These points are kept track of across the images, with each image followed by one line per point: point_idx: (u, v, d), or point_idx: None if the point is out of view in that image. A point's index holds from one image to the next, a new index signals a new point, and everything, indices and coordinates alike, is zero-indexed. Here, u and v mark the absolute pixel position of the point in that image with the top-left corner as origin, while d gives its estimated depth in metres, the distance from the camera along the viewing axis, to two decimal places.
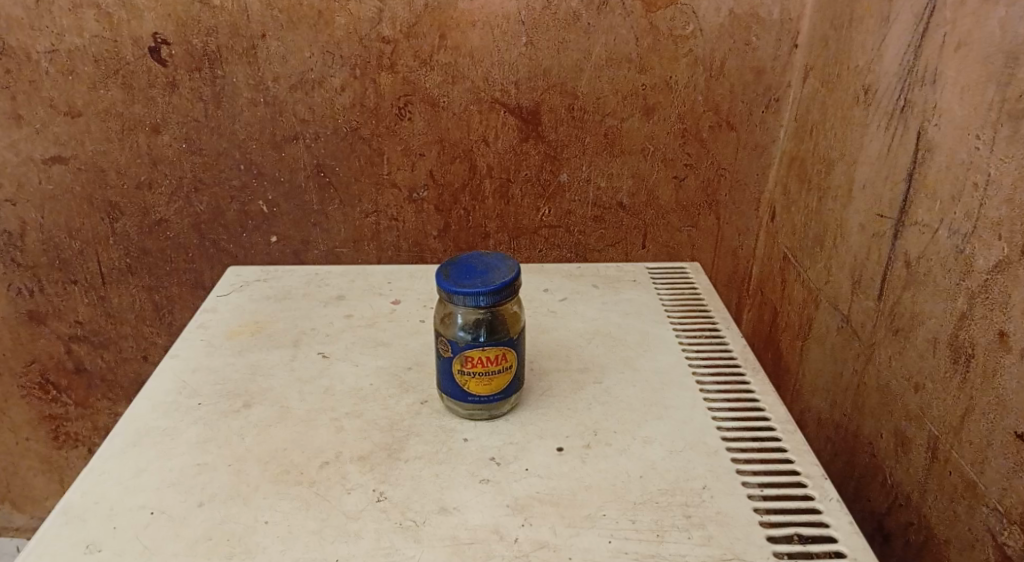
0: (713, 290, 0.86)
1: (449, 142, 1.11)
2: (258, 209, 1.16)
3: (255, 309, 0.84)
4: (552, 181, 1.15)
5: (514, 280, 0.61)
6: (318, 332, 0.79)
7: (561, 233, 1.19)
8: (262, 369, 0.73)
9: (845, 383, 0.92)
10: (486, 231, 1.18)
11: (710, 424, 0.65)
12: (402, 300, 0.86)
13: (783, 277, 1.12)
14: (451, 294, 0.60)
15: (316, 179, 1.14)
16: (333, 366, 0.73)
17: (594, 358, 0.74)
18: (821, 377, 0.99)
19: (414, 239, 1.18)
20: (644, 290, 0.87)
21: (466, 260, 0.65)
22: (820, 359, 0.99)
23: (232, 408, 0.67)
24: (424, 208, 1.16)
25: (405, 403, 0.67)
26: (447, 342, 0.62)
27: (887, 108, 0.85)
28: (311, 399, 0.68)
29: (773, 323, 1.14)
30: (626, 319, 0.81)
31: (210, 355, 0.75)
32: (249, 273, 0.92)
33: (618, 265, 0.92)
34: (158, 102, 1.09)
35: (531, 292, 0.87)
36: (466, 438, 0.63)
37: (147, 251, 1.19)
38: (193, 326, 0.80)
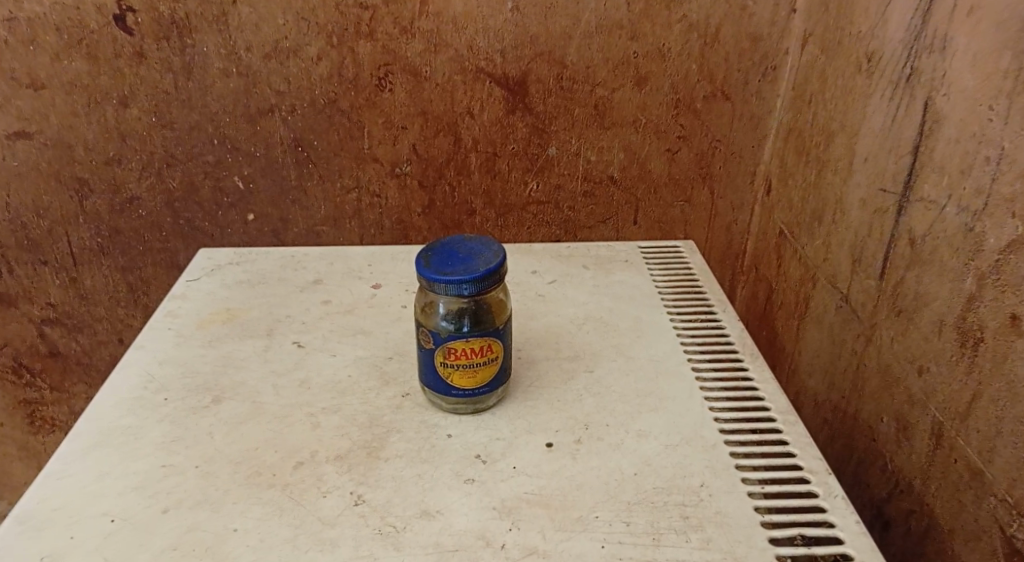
0: (708, 270, 0.82)
1: (432, 115, 1.06)
2: (234, 186, 1.11)
3: (229, 295, 0.79)
4: (540, 155, 1.10)
5: (499, 267, 0.57)
6: (294, 319, 0.75)
7: (550, 209, 1.14)
8: (234, 361, 0.69)
9: (844, 364, 0.89)
10: (472, 208, 1.13)
11: (707, 415, 0.61)
12: (383, 283, 0.82)
13: (779, 253, 1.08)
14: (432, 282, 0.56)
15: (294, 154, 1.09)
16: (309, 357, 0.69)
17: (586, 346, 0.70)
18: (818, 357, 0.96)
19: (397, 217, 1.14)
20: (636, 271, 0.83)
21: (448, 245, 0.61)
22: (818, 340, 0.96)
23: (201, 404, 0.63)
24: (407, 184, 1.11)
25: (385, 396, 0.64)
26: (428, 333, 0.58)
27: (891, 77, 0.81)
28: (286, 393, 0.64)
29: (768, 300, 1.11)
30: (618, 303, 0.77)
31: (179, 346, 0.71)
32: (222, 256, 0.87)
33: (610, 244, 0.88)
34: (126, 74, 1.03)
35: (518, 275, 0.83)
36: (450, 435, 0.59)
37: (119, 230, 1.14)
38: (160, 315, 0.75)
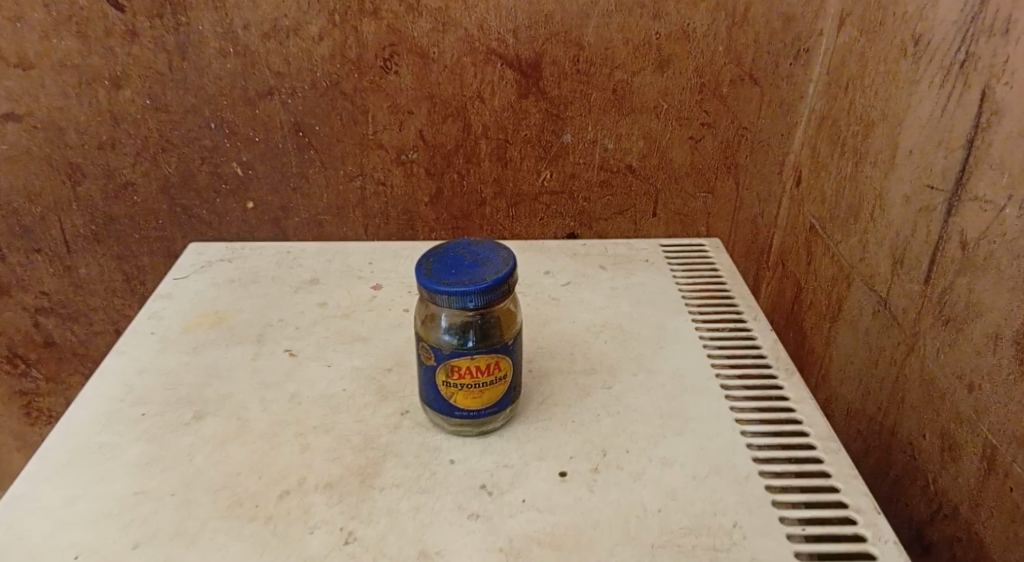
0: (736, 273, 0.76)
1: (440, 99, 1.00)
2: (233, 172, 1.05)
3: (217, 296, 0.74)
4: (555, 143, 1.03)
5: (508, 277, 0.51)
6: (287, 323, 0.69)
7: (565, 199, 1.08)
8: (220, 370, 0.63)
9: (880, 373, 0.83)
10: (482, 198, 1.07)
11: (738, 441, 0.55)
12: (384, 284, 0.76)
13: (809, 249, 1.01)
14: (433, 293, 0.50)
15: (295, 139, 1.03)
16: (302, 367, 0.63)
17: (603, 357, 0.64)
18: (851, 363, 0.89)
19: (403, 206, 1.07)
20: (658, 273, 0.77)
21: (453, 250, 0.55)
22: (851, 346, 0.89)
23: (182, 420, 0.58)
24: (413, 171, 1.05)
25: (383, 414, 0.58)
26: (430, 348, 0.52)
27: (943, 62, 0.74)
28: (274, 409, 0.59)
29: (796, 299, 1.04)
30: (637, 309, 0.71)
31: (162, 353, 0.65)
32: (213, 252, 0.81)
33: (629, 242, 0.82)
34: (118, 53, 0.96)
35: (530, 276, 0.76)
36: (454, 461, 0.53)
37: (114, 217, 1.08)
38: (143, 318, 0.70)
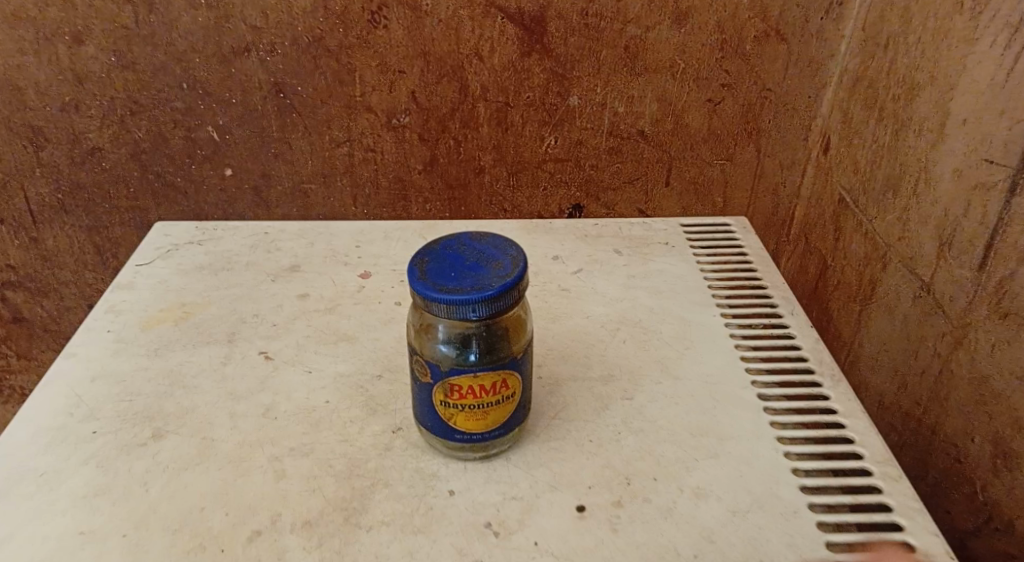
0: (768, 260, 0.68)
1: (434, 57, 0.89)
2: (208, 137, 0.94)
3: (184, 286, 0.65)
4: (560, 106, 0.94)
5: (516, 282, 0.43)
6: (262, 319, 0.61)
7: (570, 168, 0.99)
8: (184, 377, 0.55)
9: (920, 366, 0.75)
10: (480, 165, 0.97)
11: (783, 466, 0.48)
12: (373, 271, 0.67)
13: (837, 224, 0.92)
14: (428, 301, 0.42)
15: (275, 101, 0.92)
16: (280, 373, 0.55)
17: (621, 361, 0.56)
18: (885, 352, 0.81)
19: (394, 174, 0.98)
20: (679, 257, 0.69)
21: (451, 246, 0.46)
22: (885, 333, 0.81)
23: (137, 441, 0.50)
24: (406, 137, 0.95)
25: (371, 432, 0.50)
26: (425, 363, 0.45)
27: (1006, 19, 0.64)
28: (246, 427, 0.51)
29: (820, 278, 0.96)
30: (658, 301, 0.63)
31: (117, 356, 0.57)
32: (181, 233, 0.73)
33: (645, 222, 0.74)
34: (77, 4, 0.85)
35: (536, 261, 0.68)
36: (453, 491, 0.46)
37: (81, 186, 0.98)
38: (99, 313, 0.61)
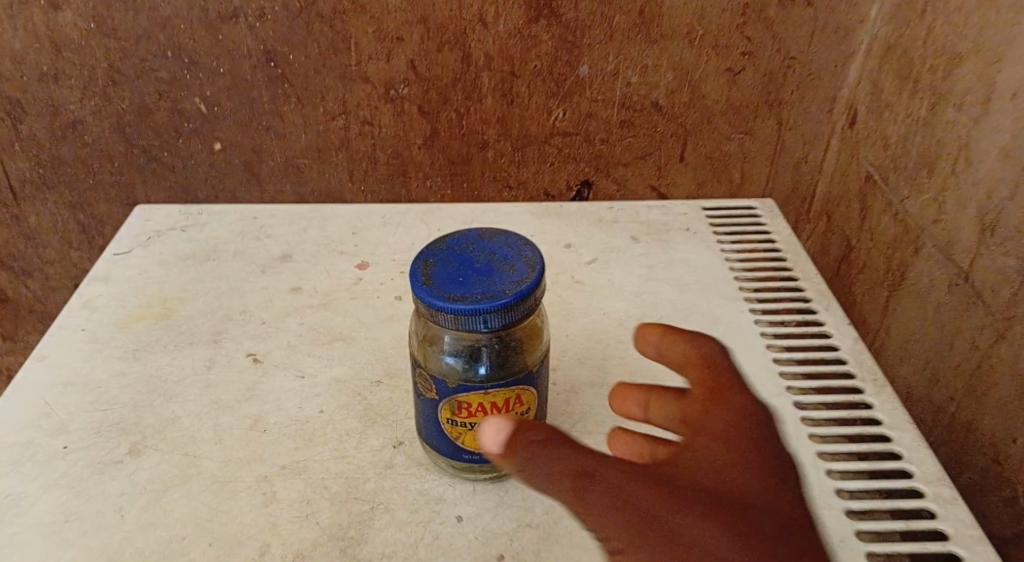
0: (800, 250, 0.63)
1: (434, 23, 0.78)
2: (195, 108, 0.82)
3: (165, 279, 0.60)
4: (568, 77, 0.82)
5: (533, 289, 0.38)
6: (250, 317, 0.56)
7: (579, 142, 0.87)
8: (164, 384, 0.50)
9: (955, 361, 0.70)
10: (485, 139, 0.85)
11: (827, 487, 0.43)
12: (371, 261, 0.62)
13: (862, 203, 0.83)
14: (433, 310, 0.37)
15: (266, 70, 0.80)
16: (268, 378, 0.51)
17: (643, 364, 0.52)
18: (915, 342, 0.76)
19: (392, 149, 0.86)
20: (701, 245, 0.64)
21: (460, 246, 0.41)
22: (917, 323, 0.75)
23: (113, 457, 0.45)
24: (405, 111, 0.83)
25: (370, 447, 0.46)
26: (430, 378, 0.40)
27: None
28: (232, 442, 0.46)
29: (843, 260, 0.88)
30: (682, 296, 0.58)
31: (92, 358, 0.52)
32: (163, 218, 0.68)
33: (663, 205, 0.69)
34: None
35: (548, 250, 0.63)
36: (461, 518, 0.41)
37: (64, 160, 0.87)
38: (73, 309, 0.56)
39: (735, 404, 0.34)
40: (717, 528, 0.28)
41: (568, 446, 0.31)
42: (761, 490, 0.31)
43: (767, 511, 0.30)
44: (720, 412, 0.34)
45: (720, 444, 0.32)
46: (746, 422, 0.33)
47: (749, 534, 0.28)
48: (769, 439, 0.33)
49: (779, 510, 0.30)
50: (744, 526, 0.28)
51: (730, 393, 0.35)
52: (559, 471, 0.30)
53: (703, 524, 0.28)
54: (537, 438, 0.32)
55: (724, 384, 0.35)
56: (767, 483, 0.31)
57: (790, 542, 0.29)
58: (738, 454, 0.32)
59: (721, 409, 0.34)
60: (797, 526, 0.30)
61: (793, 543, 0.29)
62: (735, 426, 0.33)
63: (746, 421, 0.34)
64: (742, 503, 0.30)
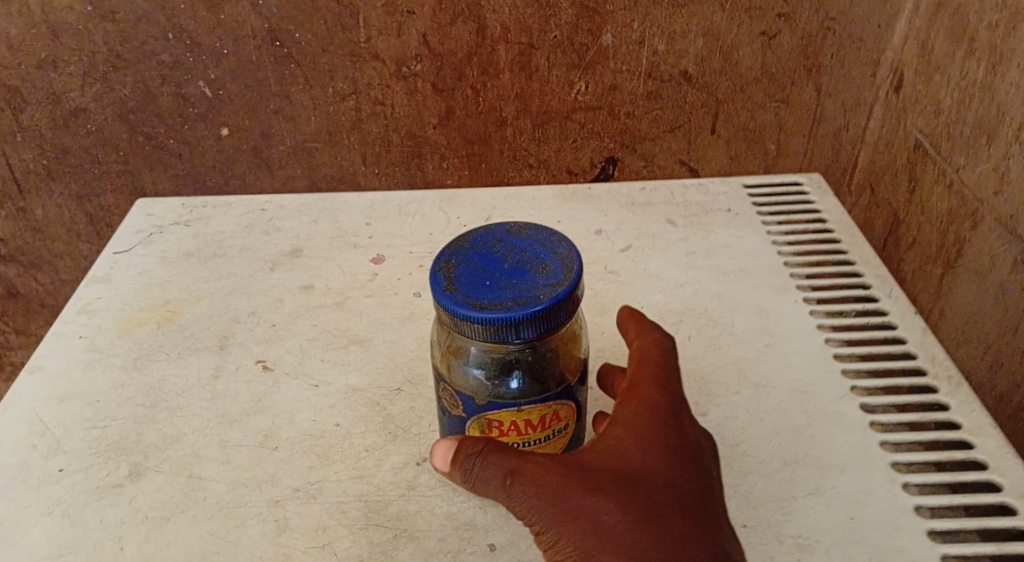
0: (856, 232, 0.58)
1: None
2: (201, 94, 0.73)
3: (167, 279, 0.56)
4: (591, 47, 0.71)
5: (570, 295, 0.33)
6: (258, 319, 0.52)
7: (603, 117, 0.76)
8: (167, 396, 0.46)
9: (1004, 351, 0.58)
10: (502, 118, 0.75)
11: (904, 504, 0.39)
12: (386, 254, 0.58)
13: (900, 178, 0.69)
14: (457, 320, 0.33)
15: (272, 51, 0.71)
16: (279, 390, 0.46)
17: (688, 364, 0.47)
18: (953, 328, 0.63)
19: (406, 129, 0.76)
20: (743, 227, 0.59)
21: (486, 245, 0.37)
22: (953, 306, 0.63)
23: (112, 481, 0.41)
24: (419, 89, 0.73)
25: (392, 465, 0.42)
26: (456, 393, 0.36)
27: None
28: (240, 462, 0.42)
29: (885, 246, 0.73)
30: (727, 285, 0.53)
31: (89, 370, 0.48)
32: (165, 212, 0.64)
33: (700, 183, 0.64)
34: None
35: (577, 237, 0.58)
36: (495, 546, 0.38)
37: (69, 152, 0.77)
38: (70, 315, 0.52)
39: (651, 391, 0.37)
40: (612, 503, 0.32)
41: (500, 453, 0.34)
42: (662, 465, 0.34)
43: (660, 485, 0.33)
44: (637, 401, 0.37)
45: (631, 428, 0.35)
46: (659, 407, 0.36)
47: (639, 509, 0.32)
48: (679, 420, 0.36)
49: (674, 483, 0.34)
50: (636, 503, 0.32)
51: (648, 384, 0.37)
52: (490, 474, 0.34)
53: (599, 501, 0.32)
54: (475, 450, 0.34)
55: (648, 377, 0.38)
56: (665, 460, 0.34)
57: (673, 516, 0.32)
58: (646, 436, 0.35)
59: (637, 400, 0.37)
60: (688, 500, 0.33)
61: (679, 513, 0.32)
62: (651, 417, 0.36)
63: (659, 408, 0.36)
64: (641, 480, 0.33)
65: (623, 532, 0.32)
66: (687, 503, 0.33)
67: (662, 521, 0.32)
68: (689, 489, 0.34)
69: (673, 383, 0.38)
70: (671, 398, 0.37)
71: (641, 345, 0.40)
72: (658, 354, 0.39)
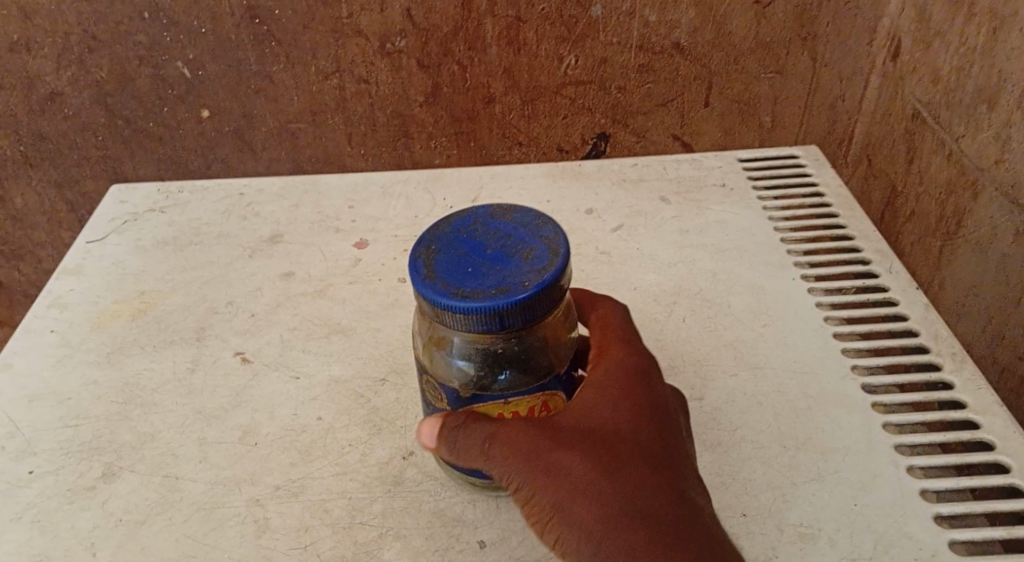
0: (853, 205, 0.56)
1: None
2: (179, 74, 0.70)
3: (142, 268, 0.54)
4: (581, 19, 0.68)
5: (556, 281, 0.32)
6: (237, 309, 0.50)
7: (594, 92, 0.73)
8: (142, 392, 0.44)
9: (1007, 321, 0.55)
10: (491, 94, 0.72)
11: (910, 488, 0.37)
12: (370, 239, 0.56)
13: (899, 147, 0.67)
14: (439, 310, 0.31)
15: (249, 29, 0.67)
16: (259, 384, 0.44)
17: (684, 346, 0.45)
18: (955, 299, 0.61)
19: (392, 108, 0.73)
20: (739, 202, 0.57)
21: (468, 229, 0.35)
22: (955, 277, 0.61)
23: (84, 482, 0.39)
24: (404, 66, 0.70)
25: (376, 460, 0.40)
26: (440, 386, 0.34)
27: None
28: (218, 460, 0.40)
29: (882, 218, 0.71)
30: (723, 264, 0.51)
31: (60, 367, 0.46)
32: (140, 198, 0.61)
33: (693, 157, 0.62)
34: None
35: (567, 217, 0.56)
36: (484, 544, 0.36)
37: (45, 137, 0.74)
38: (41, 308, 0.50)
39: (618, 351, 0.36)
40: (582, 455, 0.31)
41: (481, 421, 0.33)
42: (630, 420, 0.33)
43: (630, 437, 0.33)
44: (605, 362, 0.36)
45: (598, 387, 0.34)
46: (626, 365, 0.35)
47: (611, 461, 0.32)
48: (650, 376, 0.35)
49: (643, 435, 0.33)
50: (608, 455, 0.32)
51: (616, 346, 0.37)
52: (468, 442, 0.33)
53: (571, 454, 0.32)
54: (455, 422, 0.33)
55: (615, 340, 0.37)
56: (637, 414, 0.33)
57: (644, 464, 0.32)
58: (615, 392, 0.34)
59: (605, 361, 0.36)
60: (658, 449, 0.33)
61: (648, 463, 0.32)
62: (622, 374, 0.35)
63: (628, 365, 0.36)
64: (609, 433, 0.33)
65: (592, 482, 0.31)
66: (657, 454, 0.33)
67: (633, 469, 0.32)
68: (656, 441, 0.33)
69: (642, 344, 0.37)
70: (640, 357, 0.36)
71: (603, 314, 0.39)
72: (625, 323, 0.38)
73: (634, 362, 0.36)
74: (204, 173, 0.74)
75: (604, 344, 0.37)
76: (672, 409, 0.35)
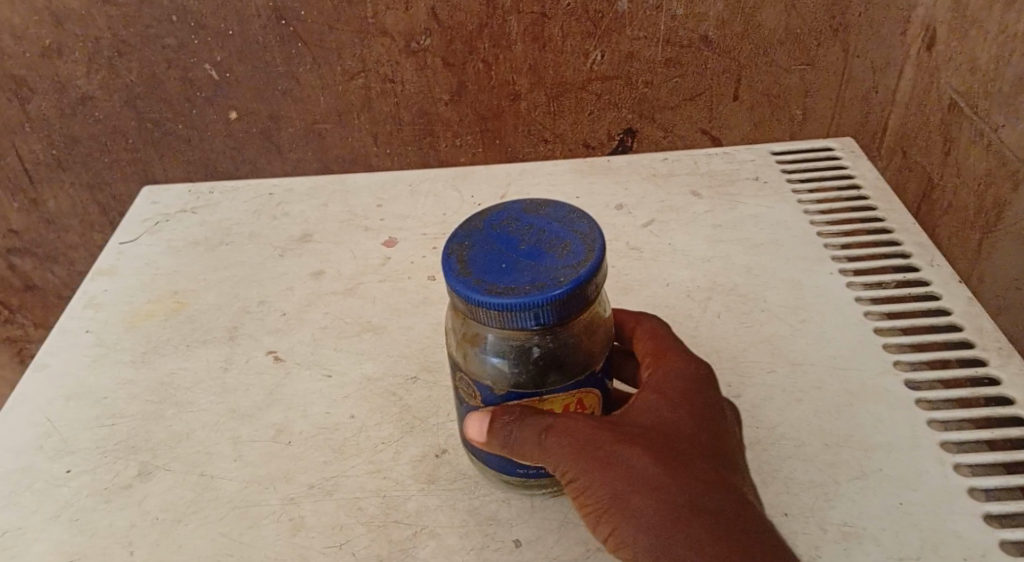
0: (891, 197, 0.55)
1: None
2: (208, 77, 0.70)
3: (174, 268, 0.54)
4: (606, 14, 0.67)
5: (592, 276, 0.31)
6: (269, 308, 0.50)
7: (620, 87, 0.72)
8: (177, 391, 0.44)
9: None
10: (516, 91, 0.72)
11: (957, 487, 0.36)
12: (399, 237, 0.56)
13: (936, 138, 0.65)
14: (474, 307, 0.31)
15: (276, 30, 0.68)
16: (292, 383, 0.44)
17: (719, 343, 0.44)
18: (996, 293, 0.60)
19: (417, 107, 0.73)
20: (773, 195, 0.56)
21: (500, 225, 0.34)
22: (997, 270, 0.59)
23: (121, 481, 0.40)
24: (429, 64, 0.70)
25: (409, 458, 0.40)
26: (474, 383, 0.34)
27: None
28: (252, 458, 0.40)
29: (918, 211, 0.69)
30: (758, 259, 0.50)
31: (95, 367, 0.46)
32: (172, 199, 0.62)
33: (725, 151, 0.61)
34: None
35: (597, 213, 0.56)
36: (520, 542, 0.36)
37: (77, 140, 0.75)
38: (77, 309, 0.51)
39: (673, 358, 0.36)
40: (642, 452, 0.32)
41: (535, 414, 0.33)
42: (688, 423, 0.33)
43: (688, 439, 0.33)
44: (660, 369, 0.36)
45: (654, 392, 0.35)
46: (682, 371, 0.36)
47: (671, 459, 0.32)
48: (705, 382, 0.35)
49: (700, 438, 0.33)
50: (667, 453, 0.32)
51: (671, 353, 0.37)
52: (525, 435, 0.32)
53: (631, 450, 0.32)
54: (510, 417, 0.33)
55: (667, 349, 0.37)
56: (694, 418, 0.34)
57: (703, 465, 0.32)
58: (673, 397, 0.34)
59: (660, 368, 0.36)
60: (715, 452, 0.33)
61: (706, 464, 0.32)
62: (678, 380, 0.35)
63: (684, 371, 0.36)
64: (667, 435, 0.33)
65: (652, 477, 0.31)
66: (714, 456, 0.33)
67: (693, 469, 0.32)
68: (713, 445, 0.33)
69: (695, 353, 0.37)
70: (693, 364, 0.37)
71: (652, 324, 0.39)
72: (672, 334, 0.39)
73: (689, 369, 0.36)
74: (233, 174, 0.75)
75: (657, 351, 0.37)
76: (725, 415, 0.35)
